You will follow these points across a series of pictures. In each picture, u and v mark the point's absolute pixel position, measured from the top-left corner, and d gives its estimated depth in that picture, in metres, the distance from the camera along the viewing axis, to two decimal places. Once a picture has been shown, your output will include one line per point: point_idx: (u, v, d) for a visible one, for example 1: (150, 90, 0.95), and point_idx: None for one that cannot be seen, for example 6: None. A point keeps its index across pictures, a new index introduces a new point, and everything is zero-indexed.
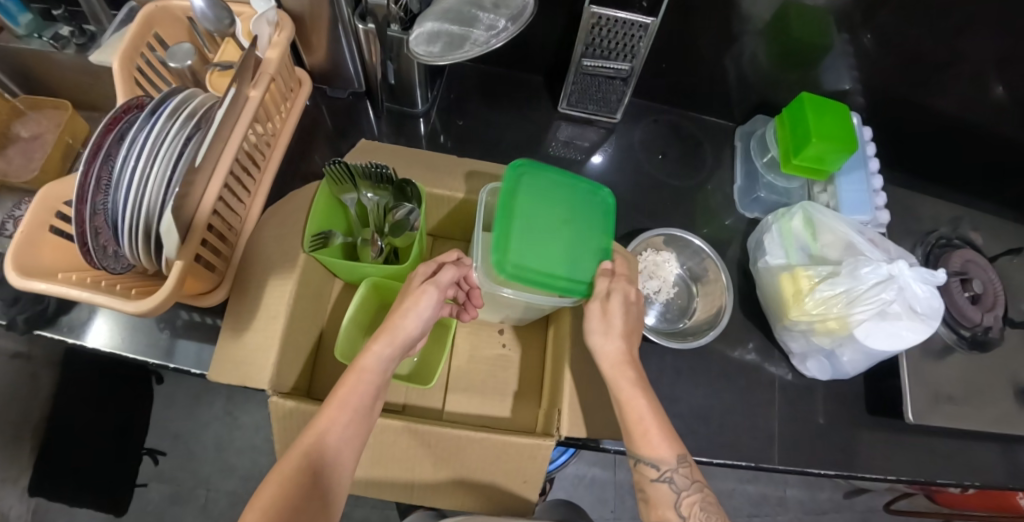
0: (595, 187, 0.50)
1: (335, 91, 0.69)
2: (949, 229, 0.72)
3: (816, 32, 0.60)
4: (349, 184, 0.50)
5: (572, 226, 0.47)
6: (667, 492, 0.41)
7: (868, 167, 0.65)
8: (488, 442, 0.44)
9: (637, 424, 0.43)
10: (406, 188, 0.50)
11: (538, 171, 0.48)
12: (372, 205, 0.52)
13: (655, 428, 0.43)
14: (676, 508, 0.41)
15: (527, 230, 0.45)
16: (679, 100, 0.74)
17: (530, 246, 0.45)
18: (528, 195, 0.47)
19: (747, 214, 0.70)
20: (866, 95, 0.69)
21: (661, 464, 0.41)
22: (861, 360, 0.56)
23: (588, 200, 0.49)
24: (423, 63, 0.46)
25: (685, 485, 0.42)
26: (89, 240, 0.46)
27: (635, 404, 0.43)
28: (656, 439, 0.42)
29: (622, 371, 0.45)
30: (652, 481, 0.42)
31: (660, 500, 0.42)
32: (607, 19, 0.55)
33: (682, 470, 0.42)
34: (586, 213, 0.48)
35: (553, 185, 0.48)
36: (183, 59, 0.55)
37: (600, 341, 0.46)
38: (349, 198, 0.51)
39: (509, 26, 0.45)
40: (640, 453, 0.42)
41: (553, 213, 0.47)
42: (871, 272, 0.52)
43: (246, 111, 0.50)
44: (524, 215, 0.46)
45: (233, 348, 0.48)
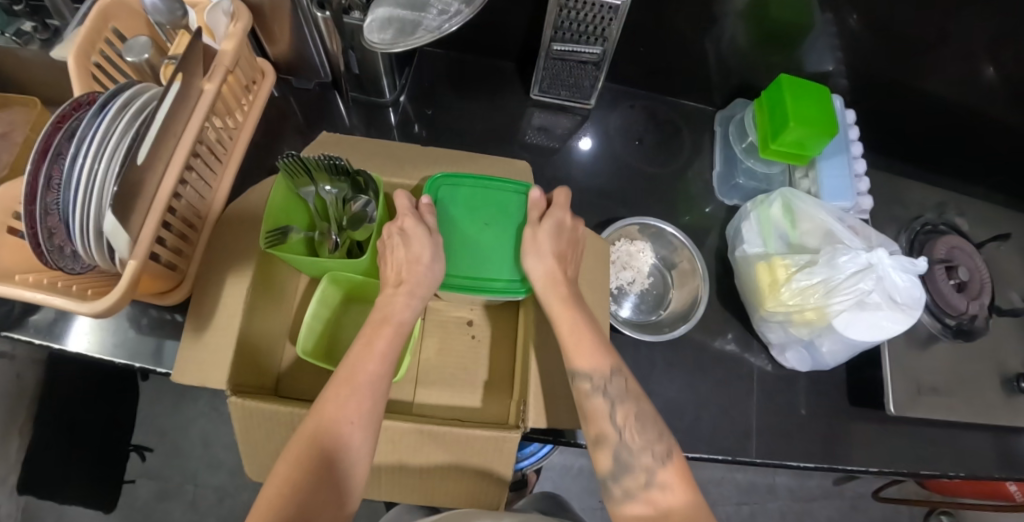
0: (518, 183, 0.52)
1: (301, 82, 0.68)
2: (935, 215, 0.70)
3: (794, 13, 0.58)
4: (306, 177, 0.48)
5: (497, 229, 0.51)
6: (602, 404, 0.41)
7: (849, 151, 0.63)
8: (450, 436, 0.41)
9: (570, 338, 0.44)
10: (362, 180, 0.49)
11: (454, 181, 0.51)
12: (330, 198, 0.50)
13: (588, 340, 0.44)
14: (612, 420, 0.41)
15: (451, 242, 0.50)
16: (657, 85, 0.72)
17: (456, 259, 0.50)
18: (447, 206, 0.51)
19: (726, 201, 0.68)
20: (849, 77, 0.67)
21: (595, 375, 0.42)
22: (840, 350, 0.55)
23: (511, 197, 0.52)
24: (377, 51, 0.45)
25: (620, 397, 0.42)
26: (42, 242, 0.45)
27: (566, 320, 0.45)
28: (589, 352, 0.43)
29: (549, 289, 0.46)
30: (587, 394, 0.42)
31: (596, 413, 0.41)
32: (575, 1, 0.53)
33: (615, 380, 0.43)
34: (510, 213, 0.51)
35: (473, 191, 0.51)
36: (140, 52, 0.53)
37: (533, 260, 0.47)
38: (307, 192, 0.49)
39: (463, 9, 0.43)
40: (574, 367, 0.42)
41: (476, 220, 0.51)
42: (849, 261, 0.50)
43: (199, 106, 0.49)
44: (446, 230, 0.50)
45: (193, 349, 0.47)
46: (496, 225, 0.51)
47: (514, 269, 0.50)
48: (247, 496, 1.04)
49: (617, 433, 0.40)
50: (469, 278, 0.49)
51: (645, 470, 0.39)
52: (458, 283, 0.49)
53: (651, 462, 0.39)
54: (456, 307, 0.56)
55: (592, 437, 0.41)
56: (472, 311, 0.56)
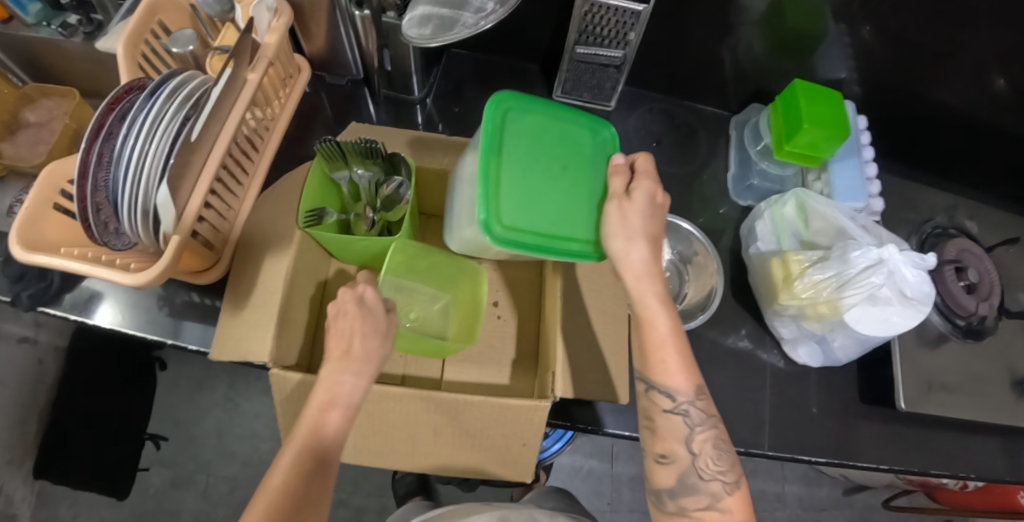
0: (596, 120, 0.46)
1: (334, 78, 0.70)
2: (944, 219, 0.71)
3: (808, 21, 0.60)
4: (341, 161, 0.50)
5: (574, 170, 0.43)
6: (679, 426, 0.41)
7: (861, 155, 0.65)
8: (483, 404, 0.43)
9: (658, 347, 0.42)
10: (397, 162, 0.51)
11: (524, 107, 0.44)
12: (363, 182, 0.52)
13: (674, 354, 0.42)
14: (687, 444, 0.41)
15: (519, 185, 0.41)
16: (674, 89, 0.75)
17: (526, 200, 0.41)
18: (512, 144, 0.42)
19: (740, 201, 0.71)
20: (862, 84, 0.69)
21: (678, 397, 0.41)
22: (852, 345, 0.56)
23: (584, 135, 0.45)
24: (414, 45, 0.47)
25: (700, 421, 0.42)
26: (90, 217, 0.48)
27: (657, 324, 0.42)
28: (675, 370, 0.41)
29: (644, 284, 0.42)
30: (664, 412, 0.42)
31: (671, 432, 0.42)
32: (599, 7, 0.55)
33: (698, 404, 0.42)
34: (587, 154, 0.44)
35: (542, 125, 0.44)
36: (185, 44, 0.56)
37: (621, 245, 0.41)
38: (341, 176, 0.52)
39: (497, 8, 0.45)
40: (658, 382, 0.42)
41: (551, 159, 0.43)
42: (861, 256, 0.52)
43: (243, 94, 0.51)
44: (514, 166, 0.42)
45: (231, 323, 0.50)
46: (575, 167, 0.43)
47: (590, 225, 0.43)
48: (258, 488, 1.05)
49: (689, 458, 0.41)
50: (537, 229, 0.41)
51: (711, 495, 0.40)
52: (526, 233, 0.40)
53: (719, 490, 0.40)
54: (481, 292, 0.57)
55: (659, 453, 0.42)
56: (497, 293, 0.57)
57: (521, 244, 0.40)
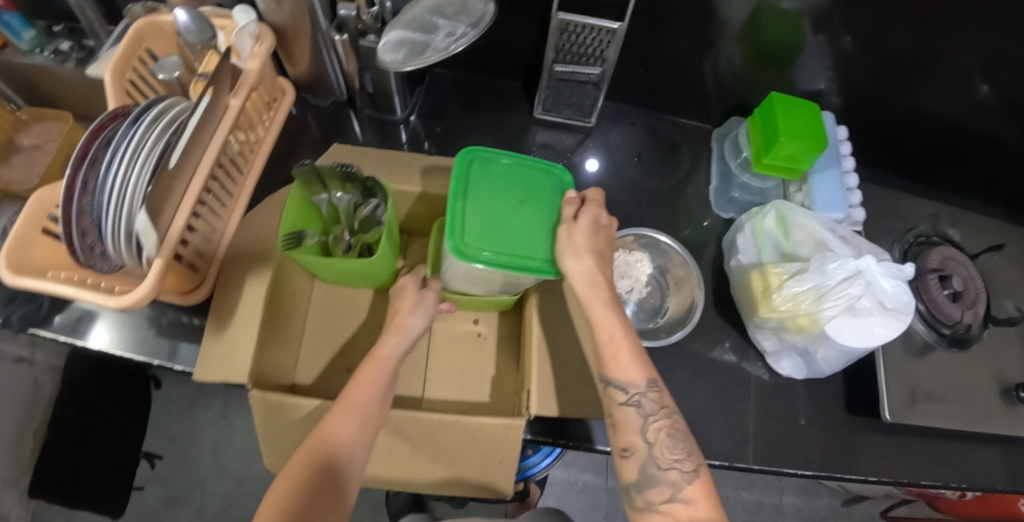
0: (558, 167, 0.47)
1: (319, 100, 0.72)
2: (929, 226, 0.71)
3: (785, 33, 0.61)
4: (319, 184, 0.51)
5: (532, 207, 0.45)
6: (634, 416, 0.42)
7: (841, 165, 0.65)
8: (459, 424, 0.44)
9: (609, 347, 0.43)
10: (373, 185, 0.51)
11: (493, 155, 0.46)
12: (343, 204, 0.53)
13: (624, 351, 0.43)
14: (643, 434, 0.41)
15: (482, 211, 0.43)
16: (656, 104, 0.76)
17: (486, 226, 0.42)
18: (479, 179, 0.45)
19: (723, 215, 0.71)
20: (842, 95, 0.69)
21: (629, 388, 0.42)
22: (834, 357, 0.56)
23: (544, 177, 0.47)
24: (389, 69, 0.48)
25: (654, 411, 0.42)
26: (75, 241, 0.49)
27: (605, 327, 0.44)
28: (627, 363, 0.42)
29: (591, 288, 0.44)
30: (620, 406, 0.42)
31: (627, 423, 0.42)
32: (574, 25, 0.57)
33: (650, 395, 0.42)
34: (544, 192, 0.46)
35: (505, 167, 0.46)
36: (171, 70, 0.57)
37: (571, 262, 0.42)
38: (320, 198, 0.52)
39: (469, 31, 0.47)
40: (609, 375, 0.43)
41: (510, 194, 0.45)
42: (838, 267, 0.52)
43: (225, 119, 0.53)
44: (478, 199, 0.44)
45: (213, 344, 0.49)
46: (531, 200, 0.45)
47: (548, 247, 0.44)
48: (253, 504, 1.05)
49: (646, 447, 0.41)
50: (495, 249, 0.41)
51: (671, 485, 0.39)
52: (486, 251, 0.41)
53: (677, 479, 0.40)
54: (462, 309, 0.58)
55: (621, 447, 0.42)
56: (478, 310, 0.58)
57: (488, 264, 0.41)
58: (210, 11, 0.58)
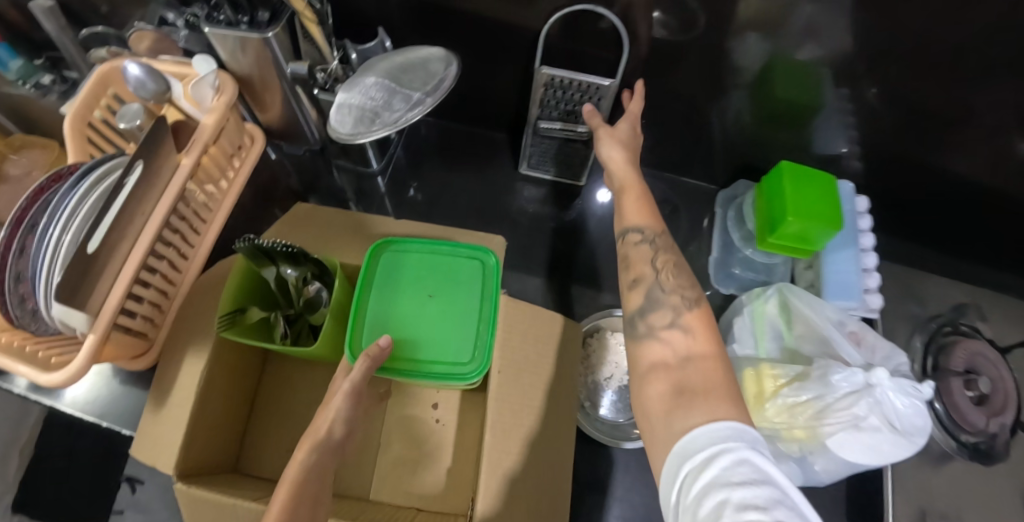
0: (471, 248, 0.48)
1: (291, 147, 0.68)
2: (956, 313, 0.64)
3: (801, 89, 0.54)
4: (267, 259, 0.47)
5: (444, 299, 0.46)
6: (646, 251, 0.40)
7: (858, 244, 0.58)
8: None
9: (633, 203, 0.43)
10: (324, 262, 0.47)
11: (398, 248, 0.48)
12: (293, 278, 0.49)
13: (648, 203, 0.43)
14: (651, 263, 0.40)
15: (386, 313, 0.45)
16: (657, 161, 0.71)
17: (394, 329, 0.44)
18: (388, 275, 0.47)
19: (722, 289, 0.64)
20: (865, 159, 0.61)
21: (645, 228, 0.41)
22: (835, 470, 0.49)
23: (464, 266, 0.47)
24: (337, 141, 0.43)
25: (664, 247, 0.40)
26: (12, 307, 0.47)
27: (633, 192, 0.44)
28: (641, 207, 0.42)
29: (624, 163, 0.45)
30: (635, 244, 0.41)
31: (637, 256, 0.40)
32: (559, 79, 0.51)
33: (663, 253, 0.40)
34: (459, 284, 0.47)
35: (418, 259, 0.48)
36: (129, 119, 0.53)
37: (608, 148, 0.47)
38: (268, 272, 0.48)
39: (425, 98, 0.42)
40: (627, 221, 0.42)
41: (420, 288, 0.46)
42: (843, 379, 0.46)
43: (173, 181, 0.49)
44: (386, 298, 0.46)
45: (153, 425, 0.48)
46: (440, 295, 0.46)
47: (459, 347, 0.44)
48: None
49: (653, 273, 0.39)
50: (404, 355, 0.44)
51: (672, 308, 0.37)
52: (393, 361, 0.43)
53: (680, 303, 0.37)
54: (418, 393, 0.53)
55: (629, 281, 0.40)
56: (438, 393, 0.53)
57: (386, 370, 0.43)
58: (170, 60, 0.55)
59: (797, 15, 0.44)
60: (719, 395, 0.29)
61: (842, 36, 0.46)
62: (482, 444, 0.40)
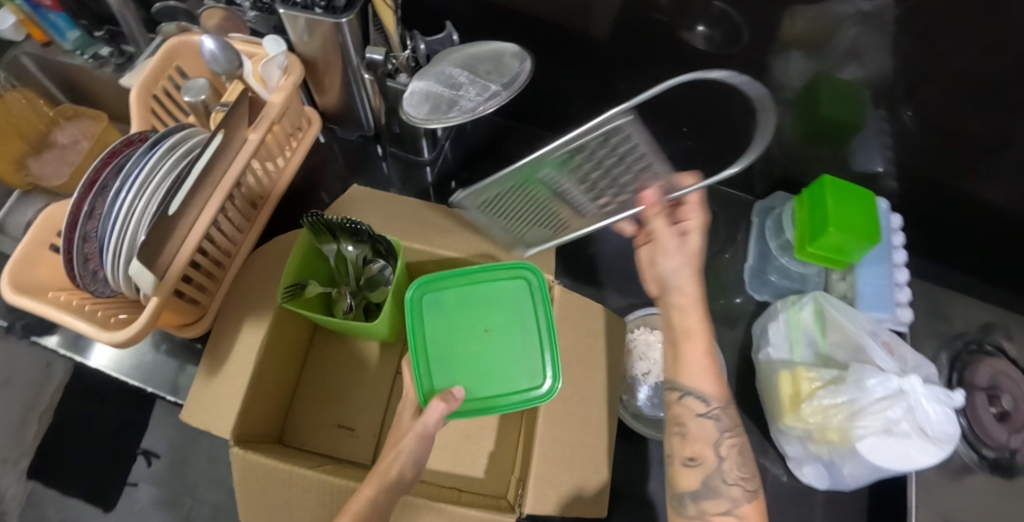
0: (511, 267, 0.48)
1: (345, 132, 0.70)
2: (982, 332, 0.66)
3: (844, 107, 0.56)
4: (328, 235, 0.49)
5: (499, 328, 0.48)
6: (708, 428, 0.41)
7: (892, 260, 0.60)
8: (446, 513, 0.41)
9: (695, 360, 0.42)
10: (381, 243, 0.49)
11: (437, 287, 0.48)
12: (351, 256, 0.51)
13: (711, 366, 0.42)
14: (715, 447, 0.41)
15: (448, 359, 0.46)
16: (697, 170, 0.73)
17: (457, 371, 0.46)
18: (438, 321, 0.47)
19: (756, 295, 0.67)
20: (900, 179, 0.63)
21: (712, 401, 0.41)
22: (864, 475, 0.51)
23: (510, 286, 0.48)
24: (413, 124, 0.46)
25: (727, 427, 0.41)
26: (76, 267, 0.48)
27: (696, 339, 0.43)
28: (710, 376, 0.42)
29: (693, 304, 0.43)
30: (697, 416, 0.41)
31: (699, 435, 0.41)
32: (625, 137, 0.39)
33: (727, 410, 0.42)
34: (509, 306, 0.48)
35: (462, 291, 0.49)
36: (196, 93, 0.56)
37: (670, 266, 0.45)
38: (329, 248, 0.50)
39: (501, 91, 0.44)
40: (688, 385, 0.42)
41: (474, 324, 0.48)
42: (878, 384, 0.48)
43: (241, 152, 0.51)
44: (442, 338, 0.47)
45: (205, 389, 0.49)
46: (494, 329, 0.48)
47: (527, 372, 0.46)
48: None
49: (716, 461, 0.40)
50: (473, 394, 0.45)
51: (731, 500, 0.39)
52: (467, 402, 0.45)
53: (739, 496, 0.39)
54: None
55: (686, 456, 0.41)
56: None
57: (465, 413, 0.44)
58: (240, 39, 0.57)
59: (841, 35, 0.47)
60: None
61: (883, 60, 0.48)
62: (536, 431, 0.44)
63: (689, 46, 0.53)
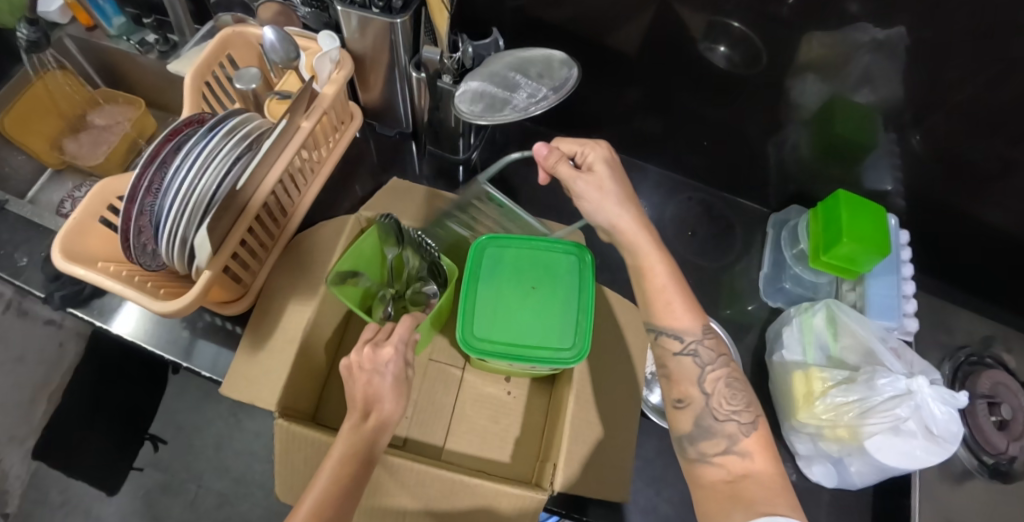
0: (567, 244, 0.48)
1: (383, 128, 0.73)
2: (981, 346, 0.69)
3: (857, 129, 0.59)
4: (395, 243, 0.53)
5: (543, 291, 0.46)
6: (690, 366, 0.42)
7: (900, 273, 0.63)
8: (481, 488, 0.43)
9: (659, 292, 0.43)
10: (440, 266, 0.54)
11: (501, 242, 0.49)
12: (406, 265, 0.56)
13: (678, 297, 0.43)
14: (700, 385, 0.41)
15: (497, 306, 0.45)
16: (715, 182, 0.77)
17: (500, 319, 0.45)
18: (497, 273, 0.47)
19: (770, 302, 0.70)
20: (907, 199, 0.67)
21: (686, 335, 0.42)
22: (870, 473, 0.54)
23: (560, 259, 0.48)
24: (463, 119, 0.49)
25: (711, 361, 0.42)
26: (132, 237, 0.49)
27: (656, 269, 0.44)
28: (680, 311, 0.43)
29: (641, 234, 0.45)
30: (675, 355, 0.42)
31: (683, 374, 0.42)
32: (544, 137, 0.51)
33: (706, 343, 0.42)
34: (558, 277, 0.47)
35: (521, 252, 0.48)
36: (249, 82, 0.57)
37: (611, 215, 0.47)
38: (390, 251, 0.54)
39: (551, 94, 0.48)
40: (663, 324, 0.43)
41: (521, 282, 0.47)
42: (888, 384, 0.51)
43: (295, 139, 0.53)
44: (490, 289, 0.46)
45: (246, 363, 0.51)
46: (543, 288, 0.46)
47: (561, 334, 0.44)
48: (245, 507, 1.03)
49: (702, 398, 0.40)
50: (524, 340, 0.44)
51: (728, 437, 0.38)
52: (498, 347, 0.43)
53: (736, 431, 0.39)
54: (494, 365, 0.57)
55: (675, 399, 0.42)
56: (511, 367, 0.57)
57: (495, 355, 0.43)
58: (295, 32, 0.60)
59: (855, 62, 0.50)
60: (773, 493, 0.34)
61: (895, 86, 0.51)
62: (567, 411, 0.48)
63: (710, 65, 0.57)
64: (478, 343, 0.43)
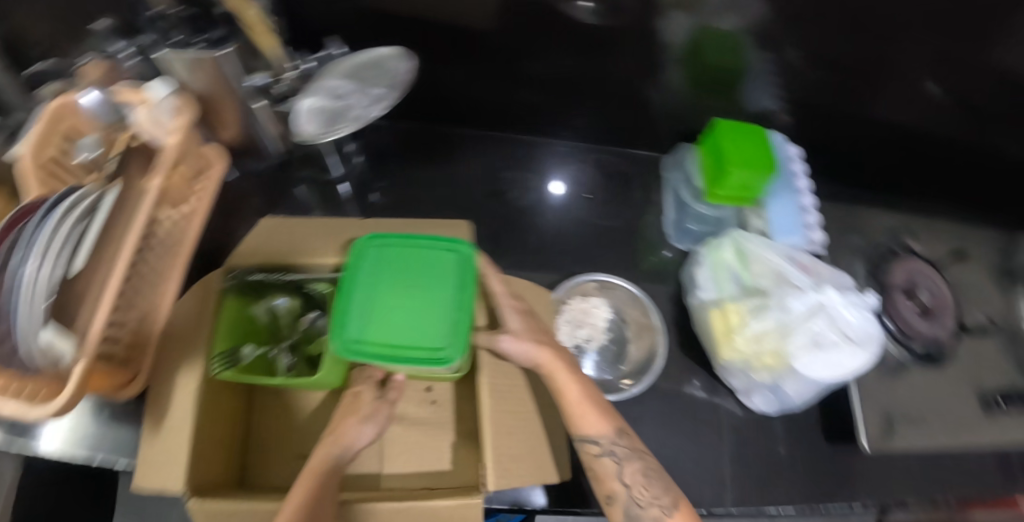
0: (446, 239, 0.46)
1: (251, 162, 0.69)
2: (892, 238, 0.71)
3: (727, 56, 0.59)
4: (256, 294, 0.52)
5: (422, 287, 0.44)
6: (610, 464, 0.45)
7: (797, 188, 0.64)
8: (418, 510, 0.41)
9: (577, 407, 0.45)
10: (314, 294, 0.54)
11: (381, 242, 0.46)
12: (282, 311, 0.54)
13: (592, 409, 0.45)
14: (620, 479, 0.45)
15: (376, 310, 0.43)
16: (610, 138, 0.76)
17: (378, 320, 0.42)
18: (376, 277, 0.44)
19: (679, 245, 0.71)
20: (790, 112, 0.67)
21: (602, 439, 0.45)
22: (805, 390, 0.53)
23: (437, 255, 0.45)
24: (307, 141, 0.46)
25: (626, 456, 0.45)
26: None
27: (571, 391, 0.45)
28: (594, 419, 0.45)
29: (558, 365, 0.45)
30: (596, 458, 0.45)
31: (606, 473, 0.45)
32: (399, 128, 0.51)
33: (621, 442, 0.45)
34: (436, 271, 0.45)
35: (398, 250, 0.46)
36: (84, 150, 0.50)
37: (522, 353, 0.45)
38: (258, 307, 0.53)
39: (388, 91, 0.46)
40: (582, 432, 0.45)
41: (400, 281, 0.44)
42: (798, 302, 0.52)
43: (145, 200, 0.47)
44: (370, 293, 0.44)
45: None
46: (420, 284, 0.44)
47: (441, 331, 0.42)
48: None
49: (624, 492, 0.45)
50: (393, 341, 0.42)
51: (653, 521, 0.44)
52: (377, 349, 0.41)
53: (658, 513, 0.44)
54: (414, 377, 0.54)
55: (605, 494, 0.46)
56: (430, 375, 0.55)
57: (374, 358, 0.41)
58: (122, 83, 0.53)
59: None
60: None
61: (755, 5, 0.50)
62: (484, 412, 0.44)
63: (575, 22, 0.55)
64: (359, 347, 0.41)
